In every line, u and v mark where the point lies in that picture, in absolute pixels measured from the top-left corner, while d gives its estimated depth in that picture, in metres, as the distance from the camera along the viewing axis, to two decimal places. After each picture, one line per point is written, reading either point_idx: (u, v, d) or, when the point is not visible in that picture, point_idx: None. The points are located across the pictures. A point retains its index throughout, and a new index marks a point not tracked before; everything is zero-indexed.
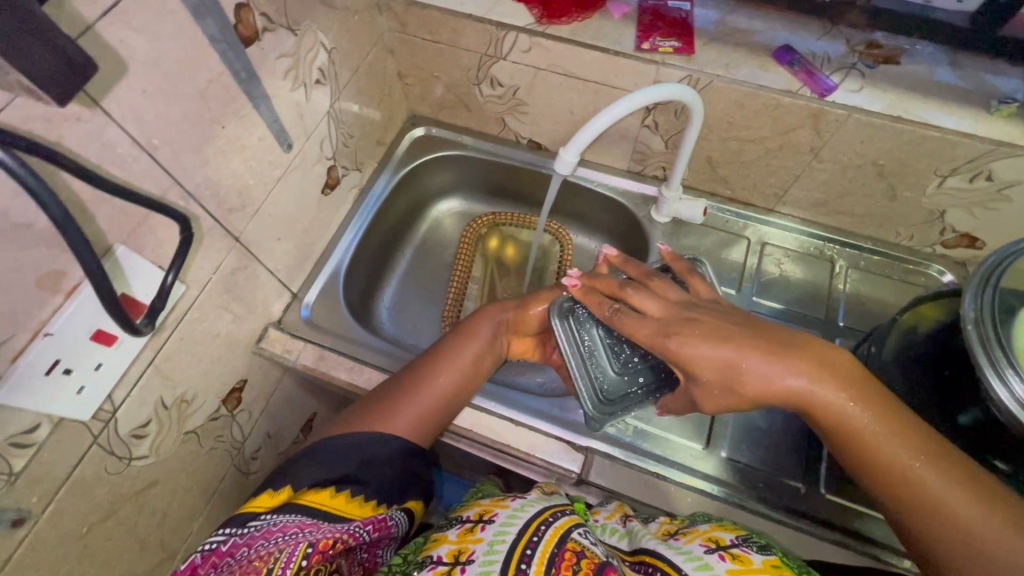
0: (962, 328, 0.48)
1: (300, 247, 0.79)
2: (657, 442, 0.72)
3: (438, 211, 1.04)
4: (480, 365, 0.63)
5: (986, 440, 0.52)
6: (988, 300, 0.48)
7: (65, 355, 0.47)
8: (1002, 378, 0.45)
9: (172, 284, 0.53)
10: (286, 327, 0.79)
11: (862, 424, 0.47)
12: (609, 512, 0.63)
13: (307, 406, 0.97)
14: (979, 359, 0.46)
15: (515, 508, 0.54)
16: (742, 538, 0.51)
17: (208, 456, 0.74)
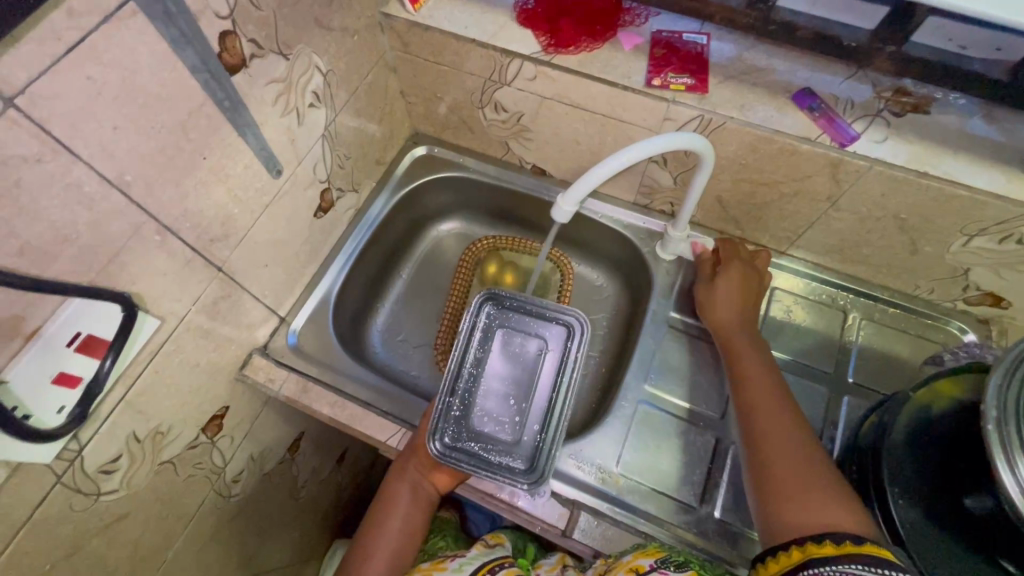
0: (983, 418, 0.44)
1: (289, 271, 0.77)
2: (647, 500, 0.68)
3: (438, 232, 1.01)
4: (412, 523, 0.61)
5: (995, 534, 0.49)
6: (1014, 394, 0.44)
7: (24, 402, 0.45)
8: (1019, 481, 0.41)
9: (108, 370, 0.51)
10: (271, 354, 0.77)
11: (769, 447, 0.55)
12: (551, 566, 0.65)
13: (294, 427, 0.95)
14: (993, 453, 0.42)
15: (453, 569, 0.57)
16: (661, 561, 0.52)
17: (185, 484, 0.72)
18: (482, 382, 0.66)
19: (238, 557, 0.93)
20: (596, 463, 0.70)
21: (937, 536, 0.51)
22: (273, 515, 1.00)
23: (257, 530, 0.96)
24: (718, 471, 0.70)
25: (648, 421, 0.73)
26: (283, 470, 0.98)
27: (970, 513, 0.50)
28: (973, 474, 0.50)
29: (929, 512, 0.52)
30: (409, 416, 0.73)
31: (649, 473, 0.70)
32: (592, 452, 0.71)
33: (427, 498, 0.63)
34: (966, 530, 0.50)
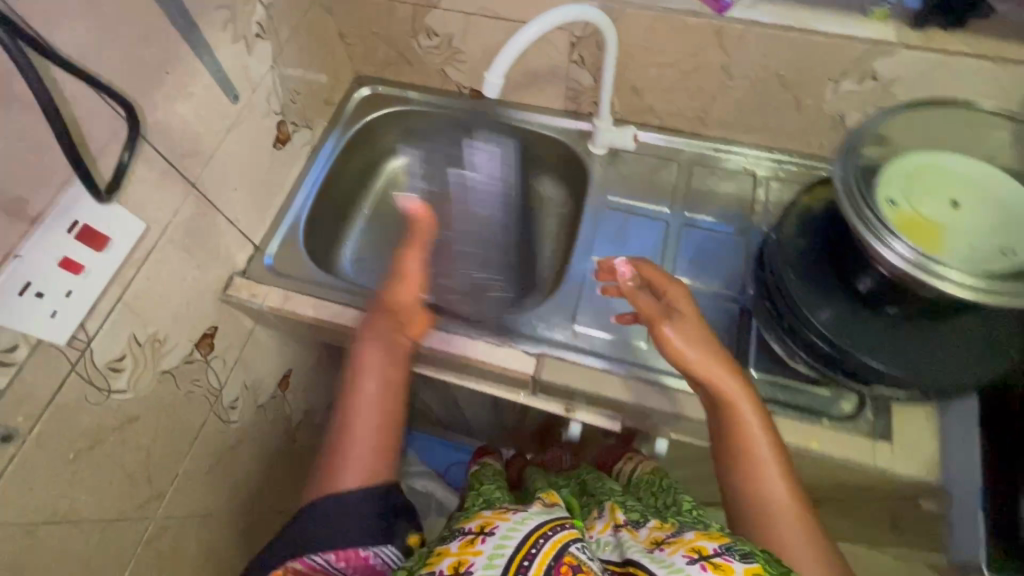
0: (847, 217, 0.52)
1: (257, 198, 0.83)
2: (603, 343, 0.78)
3: (393, 168, 1.08)
4: (390, 385, 0.68)
5: (886, 288, 0.57)
6: (860, 195, 0.52)
7: (36, 278, 0.51)
8: (885, 242, 0.49)
9: (128, 160, 0.57)
10: (251, 275, 0.83)
11: (745, 429, 0.58)
12: (603, 523, 0.57)
13: (280, 360, 1.01)
14: (869, 239, 0.50)
15: (516, 520, 0.52)
16: (726, 546, 0.46)
17: (187, 399, 0.78)
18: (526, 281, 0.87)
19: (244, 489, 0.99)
20: (557, 322, 0.79)
21: (859, 325, 0.60)
22: (271, 451, 1.06)
23: (259, 463, 1.02)
24: None
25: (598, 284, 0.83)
26: (276, 406, 1.04)
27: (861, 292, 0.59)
28: (855, 266, 0.58)
29: (841, 309, 0.61)
30: None
31: (603, 322, 0.79)
32: (552, 314, 0.79)
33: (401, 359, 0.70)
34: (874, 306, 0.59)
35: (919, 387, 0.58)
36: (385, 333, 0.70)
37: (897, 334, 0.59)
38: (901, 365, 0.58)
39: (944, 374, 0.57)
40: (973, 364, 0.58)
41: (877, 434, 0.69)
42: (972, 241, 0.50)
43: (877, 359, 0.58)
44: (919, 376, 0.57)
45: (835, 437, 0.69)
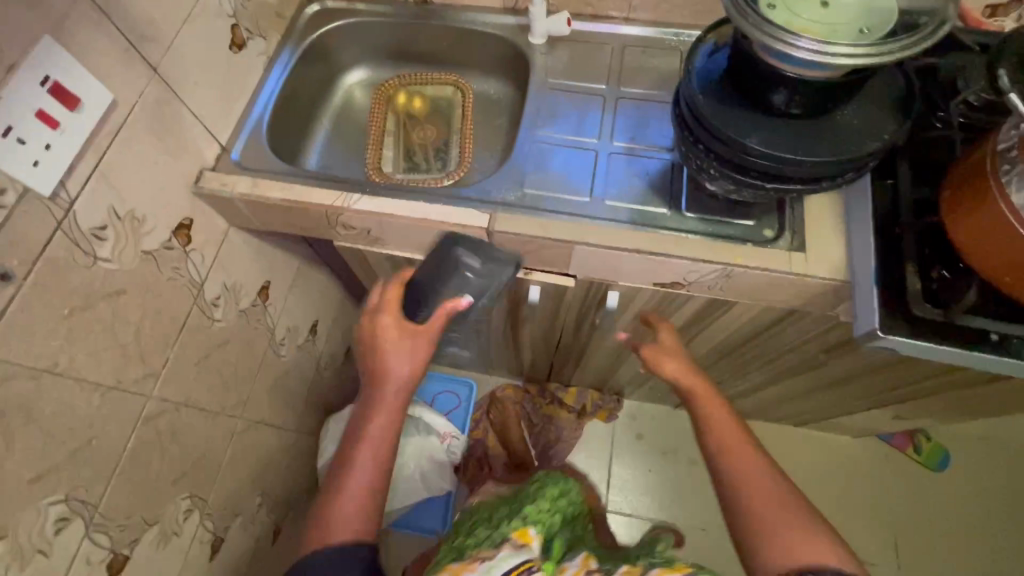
0: (751, 35, 0.58)
1: (219, 97, 0.88)
2: (548, 201, 0.85)
3: (348, 83, 1.16)
4: (373, 481, 0.73)
5: (794, 95, 0.63)
6: (754, 14, 0.57)
7: (16, 125, 0.57)
8: (790, 47, 0.55)
9: None
10: (220, 170, 0.89)
11: (735, 460, 0.74)
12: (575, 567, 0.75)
13: (257, 269, 1.07)
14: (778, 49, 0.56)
15: (482, 571, 0.70)
16: None
17: (170, 286, 0.84)
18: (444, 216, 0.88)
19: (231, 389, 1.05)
20: (506, 188, 0.87)
21: (781, 134, 0.66)
22: (257, 359, 1.12)
23: (246, 368, 1.09)
24: (600, 172, 0.88)
25: (543, 155, 0.90)
26: (259, 315, 1.11)
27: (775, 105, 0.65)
28: (764, 84, 0.64)
29: (767, 129, 0.65)
30: (348, 185, 0.86)
31: (547, 185, 0.87)
32: (501, 182, 0.87)
33: (379, 455, 0.74)
34: (789, 113, 0.65)
35: (848, 162, 0.64)
36: (370, 429, 0.75)
37: (813, 128, 0.65)
38: (828, 149, 0.64)
39: (861, 142, 0.64)
40: (879, 130, 0.65)
41: (794, 248, 0.77)
42: (844, 29, 0.58)
43: (808, 152, 0.64)
44: (845, 154, 0.63)
45: (755, 253, 0.77)
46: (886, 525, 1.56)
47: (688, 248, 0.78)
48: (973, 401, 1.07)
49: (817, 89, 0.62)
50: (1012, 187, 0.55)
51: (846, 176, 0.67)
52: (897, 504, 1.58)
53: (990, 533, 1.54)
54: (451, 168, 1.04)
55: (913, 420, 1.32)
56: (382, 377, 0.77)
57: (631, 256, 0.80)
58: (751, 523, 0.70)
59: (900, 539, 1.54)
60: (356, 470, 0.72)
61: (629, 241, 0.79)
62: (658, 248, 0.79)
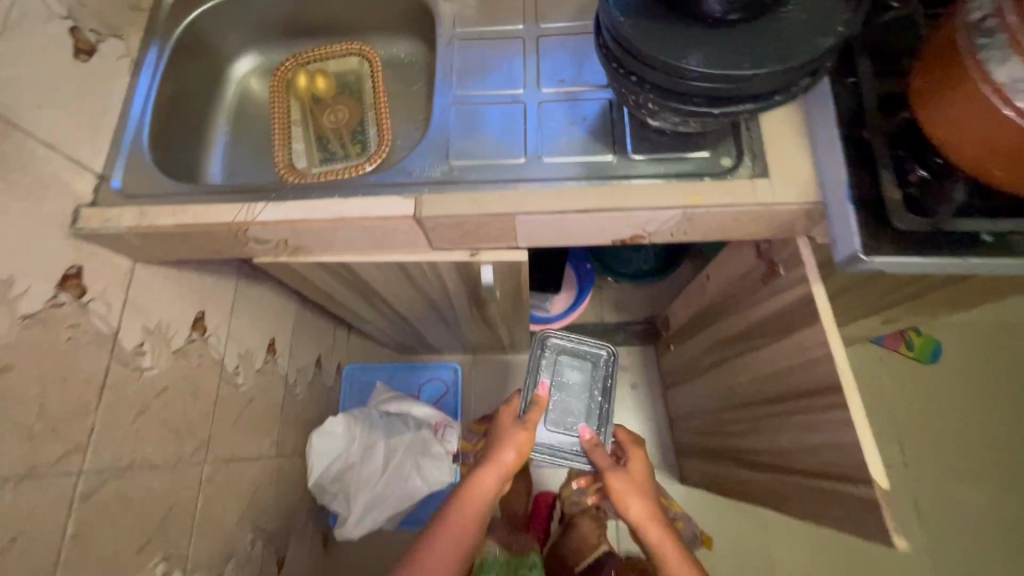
0: None
1: (77, 118, 0.75)
2: (479, 172, 0.75)
3: (241, 73, 1.02)
4: (471, 529, 0.86)
5: None
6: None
7: None
8: None
9: None
10: (100, 203, 0.76)
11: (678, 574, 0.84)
12: None
13: (184, 301, 0.97)
14: None
15: None
16: None
17: (72, 347, 0.73)
18: (560, 404, 1.05)
19: (190, 435, 0.95)
20: (429, 164, 0.76)
21: (720, 45, 0.56)
22: (212, 399, 1.03)
23: (201, 410, 1.00)
24: (532, 129, 0.77)
25: (464, 119, 0.79)
26: (200, 349, 1.00)
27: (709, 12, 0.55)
28: None
29: (705, 44, 0.56)
30: (248, 192, 0.76)
31: (473, 154, 0.76)
32: (422, 159, 0.76)
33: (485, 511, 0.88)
34: (726, 19, 0.56)
35: (804, 65, 0.55)
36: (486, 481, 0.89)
37: (756, 32, 0.56)
38: (778, 55, 0.55)
39: (814, 38, 0.55)
40: (830, 24, 0.56)
41: (757, 175, 0.69)
42: None
43: (758, 63, 0.54)
44: (799, 56, 0.54)
45: (716, 188, 0.68)
46: (893, 424, 1.55)
47: (642, 196, 0.69)
48: (966, 294, 1.03)
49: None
50: (991, 63, 0.47)
51: (807, 80, 0.58)
52: (900, 396, 1.58)
53: (994, 410, 1.55)
54: (371, 150, 0.93)
55: (904, 320, 1.28)
56: (503, 456, 0.92)
57: (581, 216, 0.71)
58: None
59: (913, 434, 1.54)
60: (456, 521, 0.85)
61: (576, 200, 0.70)
62: (609, 201, 0.69)
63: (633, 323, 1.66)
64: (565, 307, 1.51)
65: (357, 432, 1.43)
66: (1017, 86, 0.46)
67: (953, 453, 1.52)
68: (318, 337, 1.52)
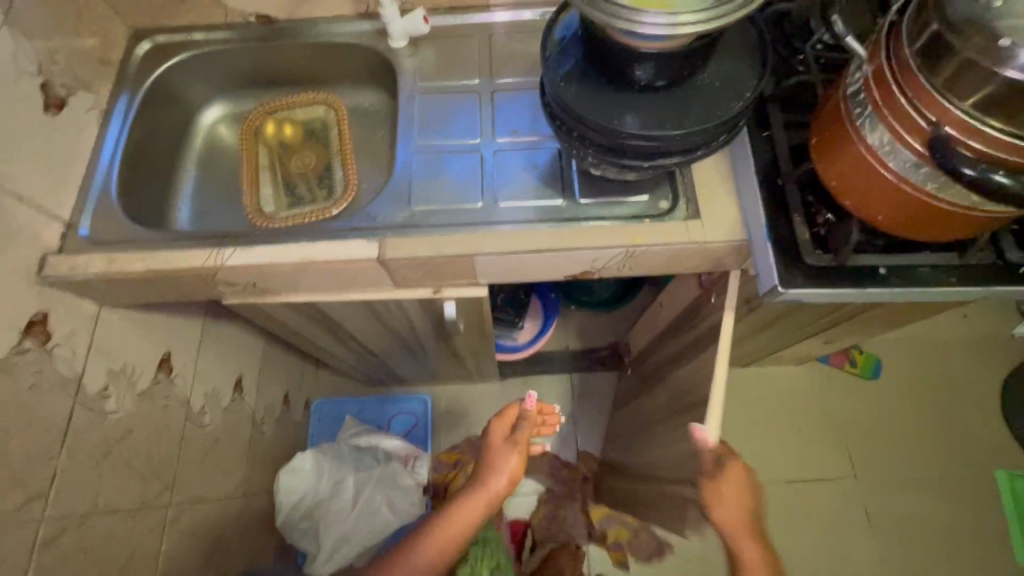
0: (607, 18, 0.56)
1: (46, 169, 0.78)
2: (439, 215, 0.80)
3: (207, 121, 1.05)
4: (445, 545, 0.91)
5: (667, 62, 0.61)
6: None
7: None
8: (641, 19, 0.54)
9: None
10: (68, 251, 0.79)
11: None
12: None
13: (153, 341, 0.98)
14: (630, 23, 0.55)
15: None
16: None
17: (35, 391, 0.74)
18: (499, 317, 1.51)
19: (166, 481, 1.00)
20: (394, 208, 0.81)
21: (657, 109, 0.64)
22: (178, 438, 1.04)
23: (164, 449, 0.99)
24: (488, 176, 0.83)
25: (427, 165, 0.85)
26: (165, 391, 1.01)
27: (643, 82, 0.63)
28: (624, 62, 0.62)
29: (634, 107, 0.63)
30: (216, 235, 0.79)
31: (434, 199, 0.82)
32: (386, 203, 0.81)
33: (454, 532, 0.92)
34: (654, 86, 0.64)
35: (729, 122, 0.63)
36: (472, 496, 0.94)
37: (679, 99, 0.64)
38: (698, 120, 0.62)
39: (728, 111, 0.63)
40: (743, 84, 0.65)
41: (690, 216, 0.76)
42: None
43: (675, 125, 0.62)
44: (712, 125, 0.62)
45: (654, 229, 0.76)
46: None
47: (592, 237, 0.76)
48: (893, 314, 1.13)
49: (680, 59, 0.61)
50: (866, 129, 0.56)
51: (714, 149, 0.66)
52: None
53: (930, 424, 1.66)
54: (336, 193, 0.97)
55: (844, 338, 1.37)
56: (497, 475, 0.96)
57: (531, 256, 0.77)
58: None
59: None
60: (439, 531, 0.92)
61: (526, 241, 0.76)
62: (558, 241, 0.76)
63: (597, 349, 1.72)
64: (531, 337, 1.56)
65: (325, 465, 1.43)
66: (886, 149, 0.54)
67: (898, 463, 1.63)
68: (285, 374, 1.50)
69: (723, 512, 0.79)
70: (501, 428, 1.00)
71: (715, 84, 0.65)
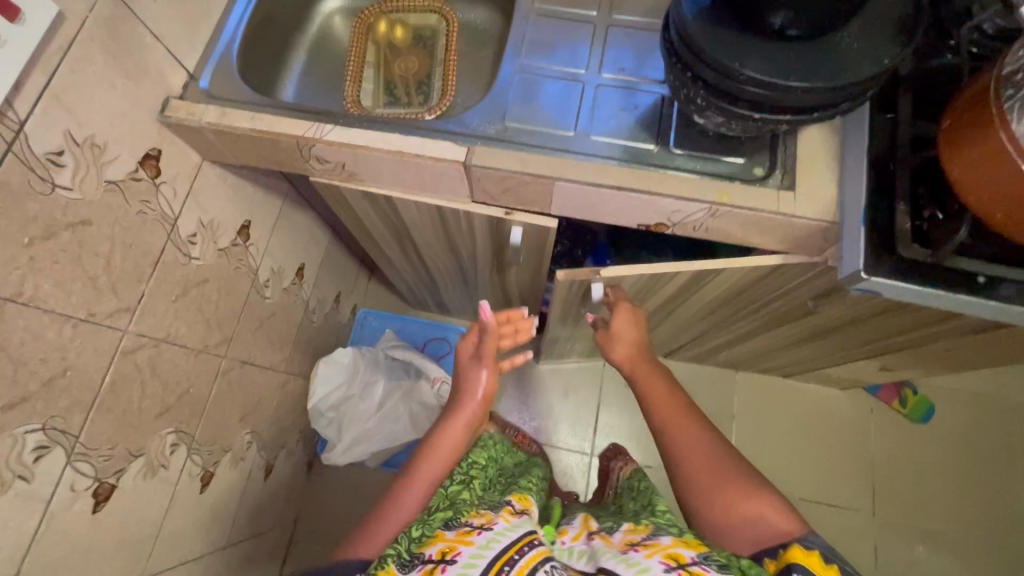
0: None
1: (182, 18, 0.84)
2: (533, 136, 0.81)
3: (326, 11, 1.09)
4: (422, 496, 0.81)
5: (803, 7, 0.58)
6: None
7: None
8: None
9: None
10: (188, 99, 0.85)
11: (643, 371, 0.90)
12: (575, 534, 0.73)
13: (238, 206, 1.05)
14: None
15: (481, 543, 0.64)
16: (700, 555, 0.62)
17: (140, 219, 0.81)
18: None
19: (227, 335, 1.09)
20: (488, 120, 0.82)
21: (779, 57, 0.61)
22: (242, 301, 1.12)
23: (230, 306, 1.08)
24: (585, 108, 0.83)
25: (527, 85, 0.85)
26: (240, 255, 1.09)
27: (772, 26, 0.61)
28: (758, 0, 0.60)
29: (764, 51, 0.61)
30: (318, 114, 0.83)
31: (528, 118, 0.82)
32: (481, 114, 0.83)
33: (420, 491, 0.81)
34: (785, 34, 0.61)
35: (854, 86, 0.60)
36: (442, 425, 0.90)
37: (815, 49, 0.61)
38: (821, 77, 0.60)
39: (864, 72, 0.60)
40: (883, 49, 0.61)
41: (784, 187, 0.73)
42: None
43: (806, 77, 0.60)
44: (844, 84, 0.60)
45: (743, 192, 0.73)
46: None
47: (676, 188, 0.75)
48: (968, 352, 1.05)
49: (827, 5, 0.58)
50: (1015, 117, 0.52)
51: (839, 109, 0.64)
52: None
53: (968, 482, 1.58)
54: (432, 101, 0.99)
55: (902, 370, 1.29)
56: (468, 390, 0.94)
57: (611, 193, 0.77)
58: (648, 400, 0.86)
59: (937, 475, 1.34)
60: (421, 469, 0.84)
61: (609, 178, 0.76)
62: (642, 184, 0.75)
63: None
64: None
65: (360, 368, 1.50)
66: None
67: (922, 511, 1.56)
68: (341, 275, 1.58)
69: (619, 348, 0.94)
70: (468, 343, 0.97)
71: (852, 44, 0.61)
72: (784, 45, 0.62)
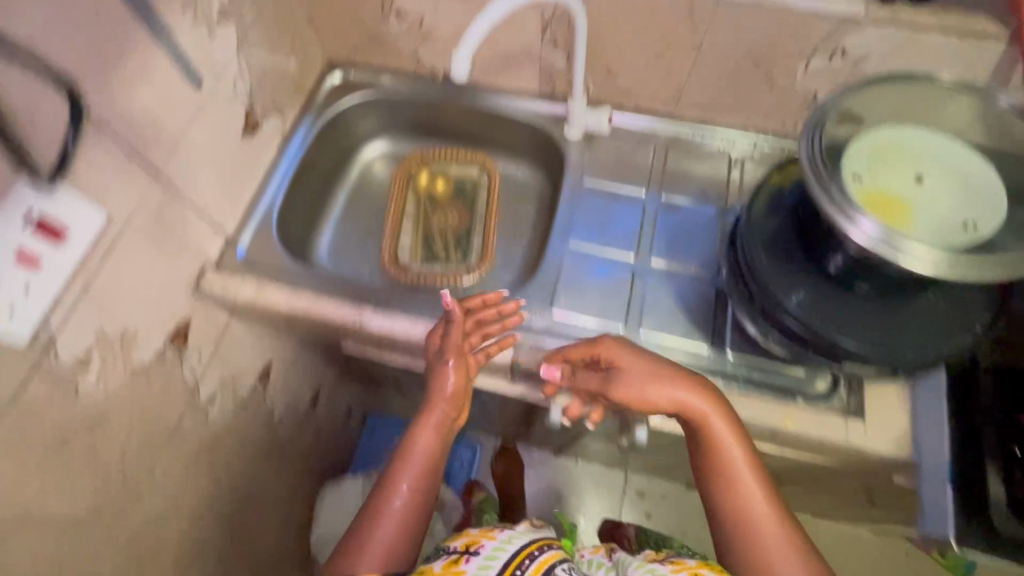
0: (817, 198, 0.51)
1: (228, 187, 0.82)
2: (581, 330, 0.77)
3: (367, 156, 1.08)
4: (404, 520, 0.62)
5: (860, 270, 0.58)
6: (831, 180, 0.51)
7: (35, 283, 0.56)
8: (853, 218, 0.49)
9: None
10: (225, 268, 0.82)
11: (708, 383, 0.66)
12: (595, 547, 0.67)
13: (261, 352, 1.01)
14: (839, 219, 0.50)
15: (501, 539, 0.59)
16: None
17: (161, 394, 0.76)
18: None
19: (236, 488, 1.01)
20: (534, 308, 0.79)
21: (828, 306, 0.61)
22: (257, 445, 1.04)
23: (244, 453, 0.99)
24: (636, 299, 0.80)
25: (574, 270, 0.82)
26: (258, 398, 1.02)
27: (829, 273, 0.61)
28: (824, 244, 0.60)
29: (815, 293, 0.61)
30: (360, 295, 0.80)
31: (577, 307, 0.79)
32: (529, 300, 0.80)
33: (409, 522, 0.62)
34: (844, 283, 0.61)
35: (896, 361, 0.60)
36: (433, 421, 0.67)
37: (870, 309, 0.60)
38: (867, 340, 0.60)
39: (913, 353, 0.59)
40: (949, 330, 0.59)
41: (850, 412, 0.69)
42: (927, 217, 0.52)
43: (849, 338, 0.60)
44: (885, 355, 0.59)
45: (804, 416, 0.69)
46: None
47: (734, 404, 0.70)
48: None
49: (890, 274, 0.57)
50: None
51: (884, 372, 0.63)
52: None
53: None
54: (471, 261, 0.96)
55: None
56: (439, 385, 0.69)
57: None
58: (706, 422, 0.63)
59: None
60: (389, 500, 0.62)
61: None
62: None
63: None
64: None
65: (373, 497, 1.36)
66: None
67: None
68: None
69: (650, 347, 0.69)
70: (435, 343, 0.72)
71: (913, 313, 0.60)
72: (843, 294, 0.62)
